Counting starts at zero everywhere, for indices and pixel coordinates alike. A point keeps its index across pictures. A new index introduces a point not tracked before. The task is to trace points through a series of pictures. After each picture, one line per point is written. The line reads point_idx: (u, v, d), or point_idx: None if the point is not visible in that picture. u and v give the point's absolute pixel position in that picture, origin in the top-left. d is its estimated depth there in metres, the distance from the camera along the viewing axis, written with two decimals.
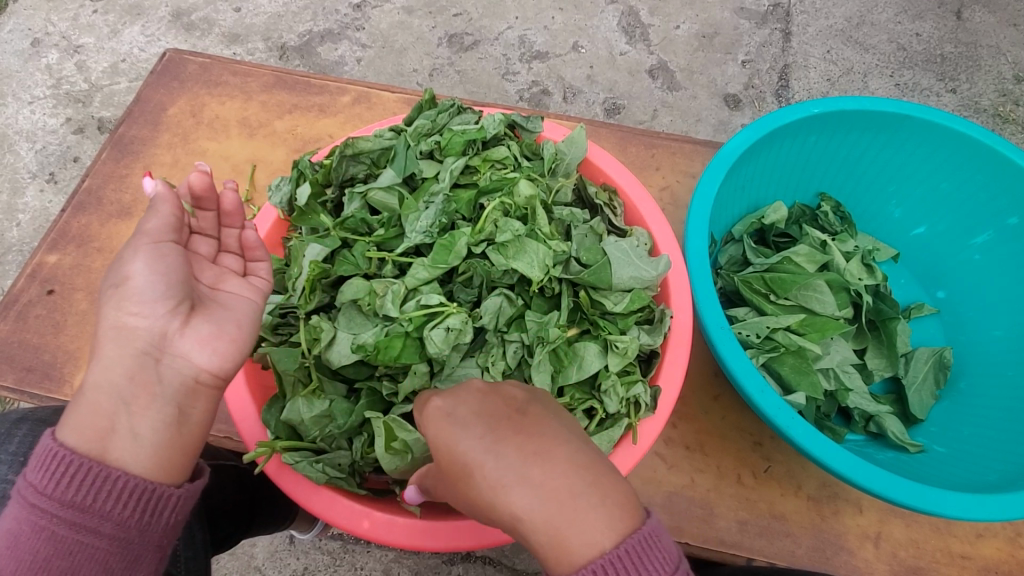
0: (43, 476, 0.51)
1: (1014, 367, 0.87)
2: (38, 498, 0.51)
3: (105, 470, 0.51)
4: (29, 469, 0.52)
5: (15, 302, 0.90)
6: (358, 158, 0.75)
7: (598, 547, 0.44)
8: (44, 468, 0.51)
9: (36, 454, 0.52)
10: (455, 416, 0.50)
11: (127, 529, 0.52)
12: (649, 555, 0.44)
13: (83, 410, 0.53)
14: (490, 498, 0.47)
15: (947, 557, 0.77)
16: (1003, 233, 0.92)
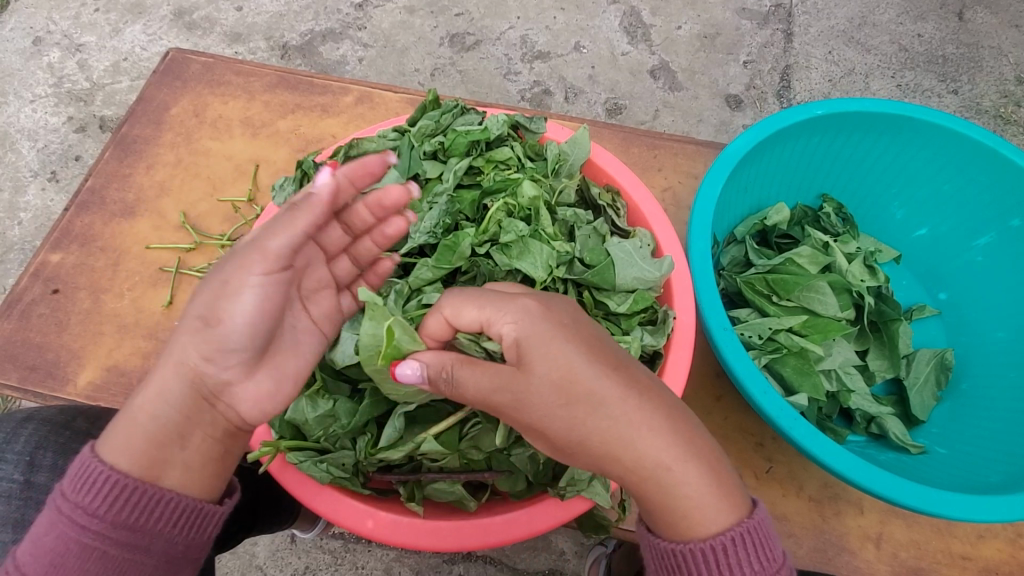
0: (96, 499, 0.53)
1: (1015, 368, 0.88)
2: (88, 519, 0.53)
3: (159, 493, 0.54)
4: (74, 490, 0.54)
5: (18, 301, 0.91)
6: (363, 158, 0.75)
7: (735, 518, 0.51)
8: (96, 489, 0.53)
9: (82, 475, 0.54)
10: (582, 345, 0.53)
11: (175, 545, 0.56)
12: (767, 541, 0.51)
13: (123, 429, 0.55)
14: (632, 439, 0.51)
15: (948, 558, 0.77)
16: (1005, 235, 0.92)
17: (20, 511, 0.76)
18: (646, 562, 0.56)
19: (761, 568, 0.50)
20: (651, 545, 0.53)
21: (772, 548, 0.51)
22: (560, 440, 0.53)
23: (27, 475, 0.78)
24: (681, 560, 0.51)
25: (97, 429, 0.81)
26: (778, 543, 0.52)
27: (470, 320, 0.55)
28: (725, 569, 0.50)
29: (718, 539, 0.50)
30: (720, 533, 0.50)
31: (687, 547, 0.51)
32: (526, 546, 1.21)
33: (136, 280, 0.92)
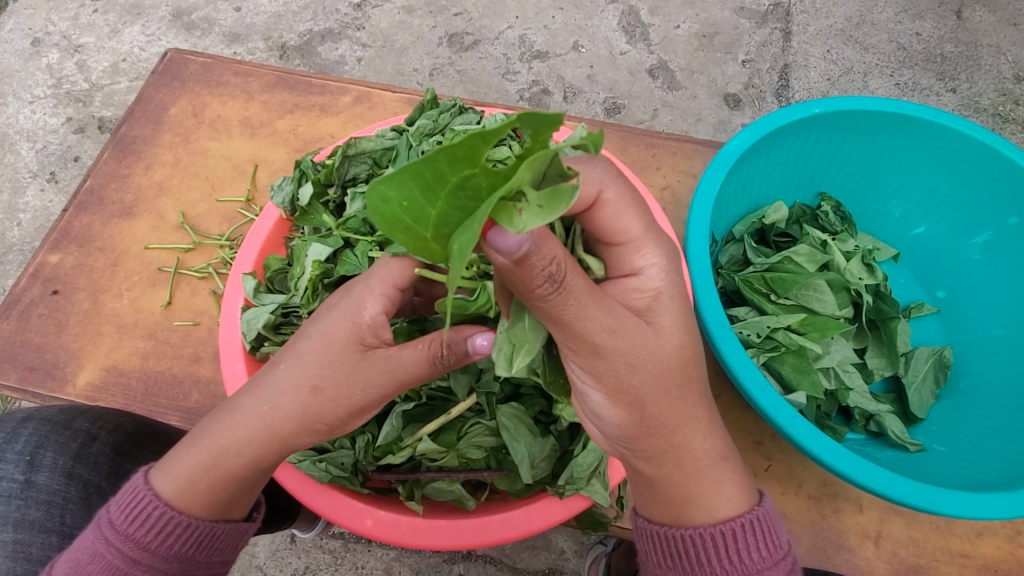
0: (146, 532, 0.57)
1: (1013, 366, 0.87)
2: (138, 551, 0.57)
3: (210, 529, 0.58)
4: (124, 522, 0.57)
5: (17, 302, 0.91)
6: (360, 157, 0.74)
7: (745, 507, 0.56)
8: (149, 523, 0.57)
9: (134, 508, 0.57)
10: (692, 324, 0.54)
11: (215, 565, 0.61)
12: (767, 534, 0.55)
13: (176, 462, 0.57)
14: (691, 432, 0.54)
15: (946, 556, 0.77)
16: (1003, 233, 0.92)
17: (20, 511, 0.78)
18: (646, 553, 0.59)
19: (769, 555, 0.54)
20: (658, 536, 0.57)
21: (777, 533, 0.56)
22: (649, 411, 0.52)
23: (27, 475, 0.80)
24: (692, 545, 0.55)
25: (96, 429, 0.80)
26: (782, 531, 0.57)
27: (625, 228, 0.51)
28: (733, 555, 0.54)
29: (728, 526, 0.54)
30: (728, 520, 0.55)
31: (698, 531, 0.55)
32: (527, 546, 1.21)
33: (135, 280, 0.92)
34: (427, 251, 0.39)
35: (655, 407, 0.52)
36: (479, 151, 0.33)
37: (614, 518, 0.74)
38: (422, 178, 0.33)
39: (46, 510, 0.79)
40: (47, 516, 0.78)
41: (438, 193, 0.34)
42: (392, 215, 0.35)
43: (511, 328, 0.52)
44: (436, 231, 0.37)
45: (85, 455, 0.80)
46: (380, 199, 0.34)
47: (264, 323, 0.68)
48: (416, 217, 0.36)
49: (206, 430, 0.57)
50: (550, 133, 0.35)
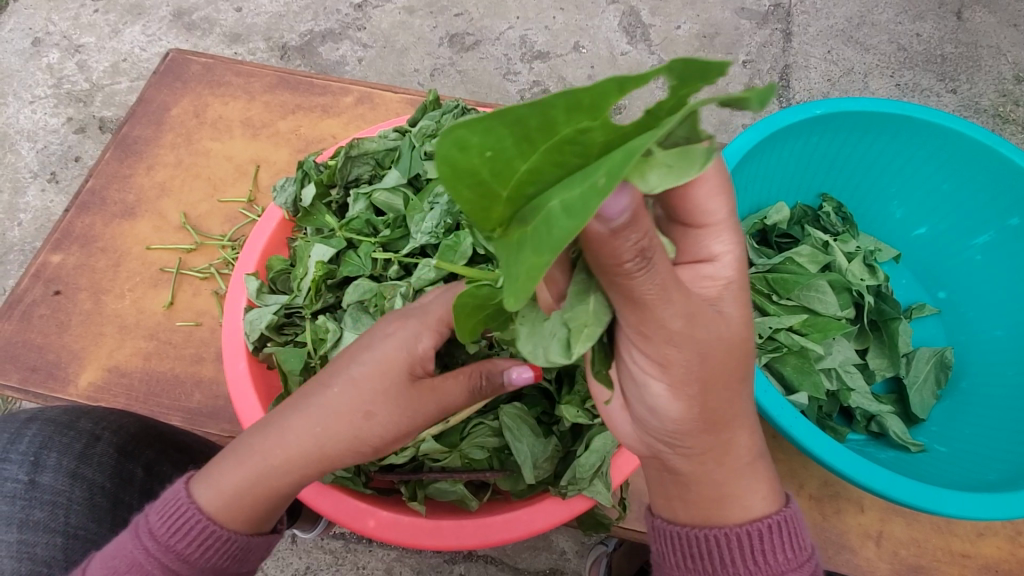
0: (187, 544, 0.58)
1: (1014, 367, 0.87)
2: (177, 562, 0.58)
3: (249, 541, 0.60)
4: (167, 534, 0.58)
5: (19, 302, 0.91)
6: (364, 158, 0.75)
7: (774, 507, 0.56)
8: (190, 536, 0.58)
9: (178, 519, 0.58)
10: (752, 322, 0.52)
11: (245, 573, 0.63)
12: (796, 535, 0.55)
13: (220, 477, 0.58)
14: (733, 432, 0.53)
15: (947, 556, 0.78)
16: (1004, 234, 0.92)
17: (25, 511, 0.79)
18: (662, 554, 0.59)
19: (794, 557, 0.54)
20: (680, 535, 0.56)
21: (802, 536, 0.56)
22: (710, 402, 0.49)
23: (31, 475, 0.80)
24: (716, 545, 0.54)
25: (100, 430, 0.80)
26: (807, 535, 0.56)
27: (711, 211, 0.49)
28: (758, 555, 0.54)
29: (755, 526, 0.54)
30: (756, 520, 0.54)
31: (726, 530, 0.54)
32: (528, 546, 1.21)
33: (137, 280, 0.92)
34: (495, 215, 0.34)
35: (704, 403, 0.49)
36: (605, 101, 0.28)
37: (616, 519, 0.74)
38: (520, 127, 0.29)
39: (50, 510, 0.79)
40: (51, 516, 0.78)
41: (534, 145, 0.30)
42: (468, 166, 0.31)
43: (570, 308, 0.42)
44: (514, 191, 0.33)
45: (90, 455, 0.80)
46: (455, 145, 0.29)
47: (266, 324, 0.68)
48: (496, 171, 0.31)
49: (246, 447, 0.58)
50: (699, 88, 0.29)
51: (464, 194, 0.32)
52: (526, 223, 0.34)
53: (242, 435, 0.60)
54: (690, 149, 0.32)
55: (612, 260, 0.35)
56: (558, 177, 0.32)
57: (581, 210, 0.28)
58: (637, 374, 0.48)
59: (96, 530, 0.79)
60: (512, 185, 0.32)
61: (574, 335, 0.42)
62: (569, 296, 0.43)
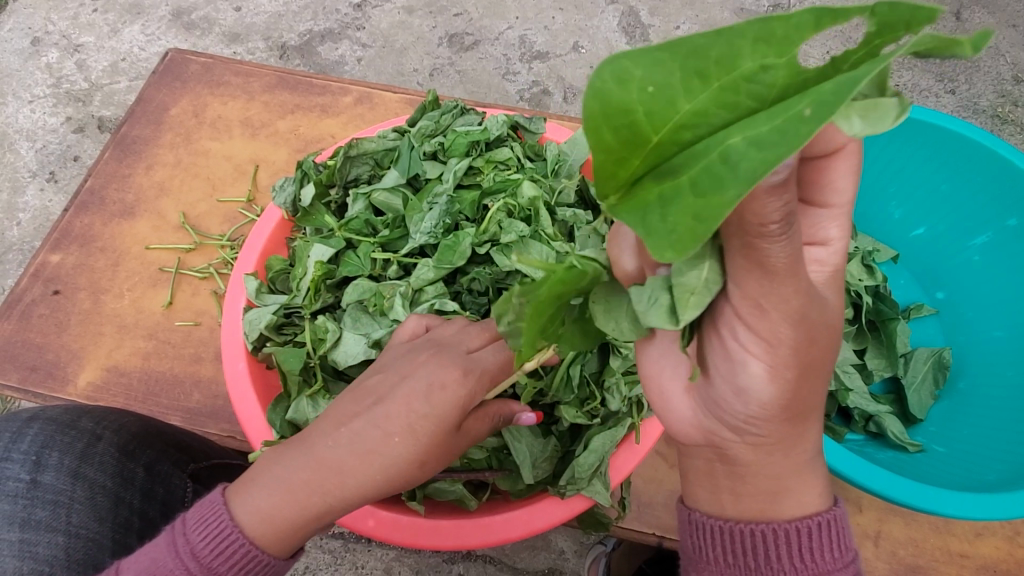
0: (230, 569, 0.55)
1: (1013, 367, 0.87)
2: None
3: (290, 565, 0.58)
4: (211, 557, 0.55)
5: (18, 301, 0.91)
6: (363, 158, 0.75)
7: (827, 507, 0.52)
8: (233, 562, 0.55)
9: (223, 544, 0.55)
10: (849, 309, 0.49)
11: None
12: (845, 536, 0.52)
13: (267, 502, 0.54)
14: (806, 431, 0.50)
15: (945, 556, 0.78)
16: (1003, 234, 0.92)
17: (27, 510, 0.78)
18: (699, 548, 0.55)
19: (840, 560, 0.51)
20: (724, 530, 0.53)
21: (848, 541, 0.52)
22: (803, 392, 0.46)
23: (33, 474, 0.80)
24: (763, 541, 0.51)
25: (101, 429, 0.81)
26: (852, 538, 0.53)
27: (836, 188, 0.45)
28: (805, 553, 0.50)
29: (806, 522, 0.51)
30: (808, 516, 0.51)
31: (776, 526, 0.51)
32: (526, 546, 1.21)
33: (136, 280, 0.92)
34: (630, 165, 0.32)
35: (795, 395, 0.45)
36: (798, 36, 0.26)
37: (616, 519, 0.74)
38: (693, 62, 0.27)
39: (52, 509, 0.78)
40: (52, 516, 0.78)
41: (705, 84, 0.28)
42: (623, 102, 0.28)
43: (681, 273, 0.39)
44: (664, 138, 0.31)
45: (91, 455, 0.80)
46: (615, 77, 0.27)
47: (266, 323, 0.68)
48: (653, 111, 0.29)
49: (293, 470, 0.54)
50: (899, 37, 0.27)
51: (605, 136, 0.30)
52: (674, 175, 0.31)
53: (286, 453, 0.56)
54: (882, 102, 0.28)
55: (755, 220, 0.33)
56: (722, 123, 0.30)
57: (775, 144, 0.26)
58: (733, 350, 0.44)
59: (97, 529, 0.78)
60: (659, 130, 0.30)
61: (678, 302, 0.39)
62: (680, 260, 0.39)
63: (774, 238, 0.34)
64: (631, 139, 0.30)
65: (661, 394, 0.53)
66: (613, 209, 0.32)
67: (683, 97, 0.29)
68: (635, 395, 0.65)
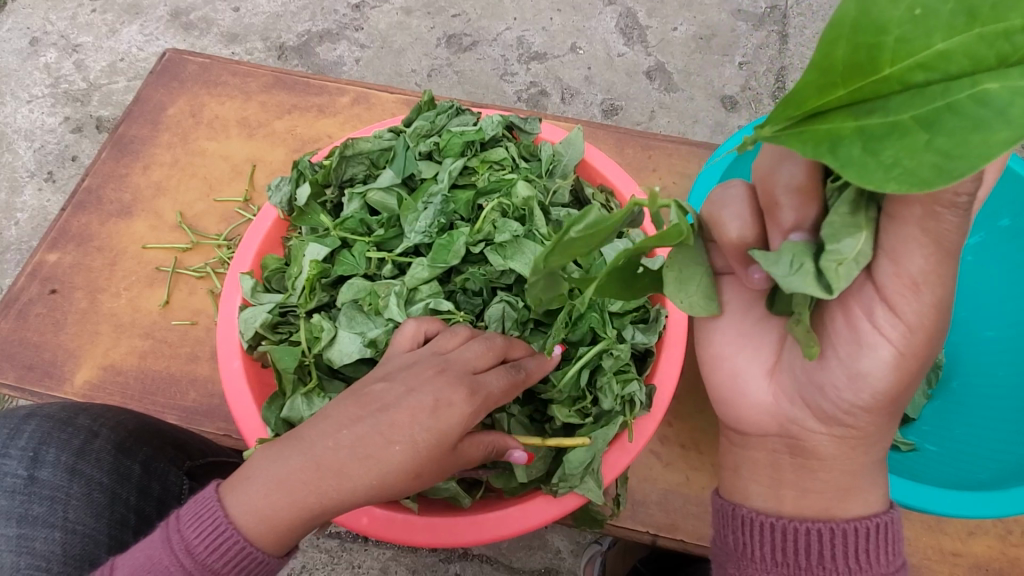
0: (225, 565, 0.54)
1: (1007, 367, 0.88)
2: None
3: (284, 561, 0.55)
4: (204, 552, 0.54)
5: (16, 300, 0.91)
6: (358, 158, 0.76)
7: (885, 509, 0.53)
8: (227, 557, 0.53)
9: (213, 539, 0.53)
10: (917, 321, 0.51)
11: None
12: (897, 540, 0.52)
13: (262, 500, 0.52)
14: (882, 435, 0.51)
15: (937, 555, 0.78)
16: (996, 235, 0.93)
17: (23, 506, 0.78)
18: (750, 547, 0.54)
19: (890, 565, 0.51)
20: (783, 529, 0.52)
21: (900, 547, 0.52)
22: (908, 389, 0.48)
23: (31, 470, 0.80)
24: (816, 541, 0.51)
25: (97, 426, 0.81)
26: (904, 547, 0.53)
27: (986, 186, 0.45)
28: (860, 555, 0.51)
29: (865, 523, 0.51)
30: (868, 518, 0.51)
31: (832, 525, 0.51)
32: (523, 545, 1.22)
33: (133, 279, 0.92)
34: (831, 94, 0.32)
35: (901, 391, 0.47)
36: None
37: (609, 517, 0.74)
38: None
39: (49, 505, 0.78)
40: (50, 512, 0.78)
41: (969, 24, 0.29)
42: (880, 17, 0.30)
43: (837, 240, 0.40)
44: (892, 73, 0.31)
45: (88, 451, 0.80)
46: None
47: (260, 322, 0.68)
48: (901, 37, 0.30)
49: (287, 467, 0.52)
50: None
51: (838, 50, 0.31)
52: (886, 113, 0.31)
53: (283, 450, 0.53)
54: None
55: None
56: (961, 71, 0.30)
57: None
58: (864, 332, 0.46)
59: (95, 525, 0.78)
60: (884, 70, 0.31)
61: (829, 271, 0.39)
62: (834, 229, 0.40)
63: (960, 209, 0.36)
64: (853, 69, 0.31)
65: (735, 374, 0.56)
66: (785, 137, 0.33)
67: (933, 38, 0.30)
68: (626, 394, 0.66)
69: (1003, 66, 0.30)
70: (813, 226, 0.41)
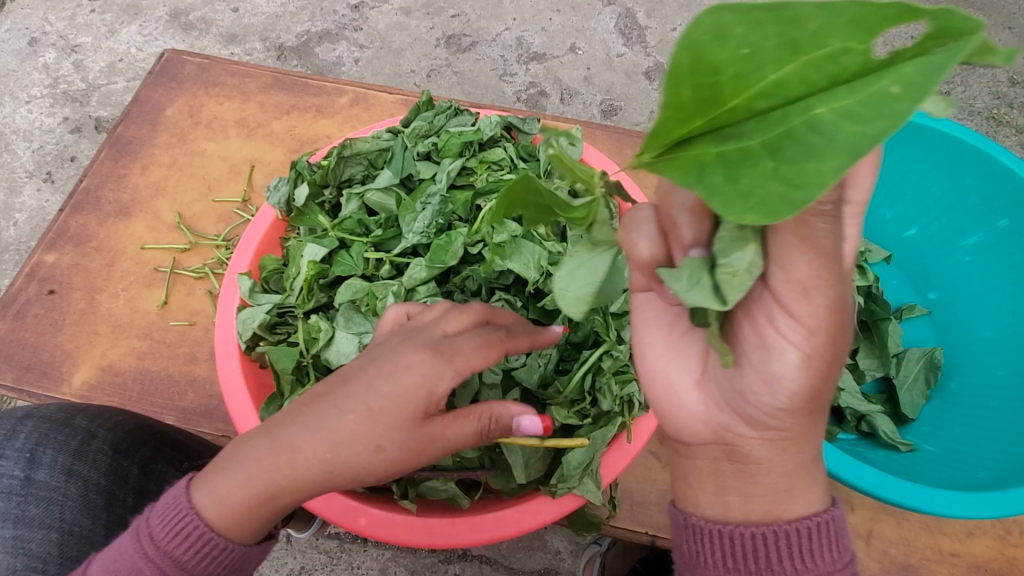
0: (186, 551, 0.56)
1: (1005, 367, 0.88)
2: (175, 568, 0.56)
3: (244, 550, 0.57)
4: (166, 538, 0.56)
5: (14, 300, 0.91)
6: (356, 158, 0.75)
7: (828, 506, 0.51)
8: (189, 543, 0.56)
9: (176, 524, 0.56)
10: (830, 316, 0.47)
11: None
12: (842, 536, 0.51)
13: (227, 490, 0.54)
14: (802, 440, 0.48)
15: (936, 555, 0.78)
16: (994, 235, 0.92)
17: (20, 507, 0.79)
18: (699, 555, 0.52)
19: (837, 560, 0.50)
20: (727, 535, 0.50)
21: (847, 544, 0.51)
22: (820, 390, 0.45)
23: (27, 472, 0.81)
24: (761, 544, 0.49)
25: (95, 427, 0.80)
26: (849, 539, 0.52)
27: None
28: (806, 555, 0.49)
29: (808, 523, 0.49)
30: (812, 516, 0.49)
31: (774, 528, 0.49)
32: (523, 546, 1.21)
33: (131, 280, 0.92)
34: (690, 125, 0.32)
35: (822, 388, 0.44)
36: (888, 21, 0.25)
37: (607, 518, 0.74)
38: (790, 31, 0.27)
39: (46, 506, 0.79)
40: (46, 513, 0.79)
41: (792, 55, 0.28)
42: (713, 58, 0.28)
43: (726, 254, 0.39)
44: (737, 103, 0.31)
45: (85, 452, 0.81)
46: (714, 32, 0.27)
47: (259, 323, 0.68)
48: (738, 73, 0.29)
49: (251, 459, 0.54)
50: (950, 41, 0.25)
51: (684, 91, 0.30)
52: (739, 140, 0.31)
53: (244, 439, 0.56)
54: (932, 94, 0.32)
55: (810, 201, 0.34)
56: (797, 95, 0.30)
57: (866, 119, 0.27)
58: (769, 337, 0.43)
59: (90, 526, 0.79)
60: (733, 93, 0.30)
61: (722, 285, 0.38)
62: (724, 242, 0.39)
63: (829, 215, 0.35)
64: (698, 101, 0.31)
65: (670, 388, 0.52)
66: (657, 166, 0.33)
67: (768, 64, 0.29)
68: (626, 394, 0.66)
69: (830, 87, 0.29)
70: (709, 241, 0.41)
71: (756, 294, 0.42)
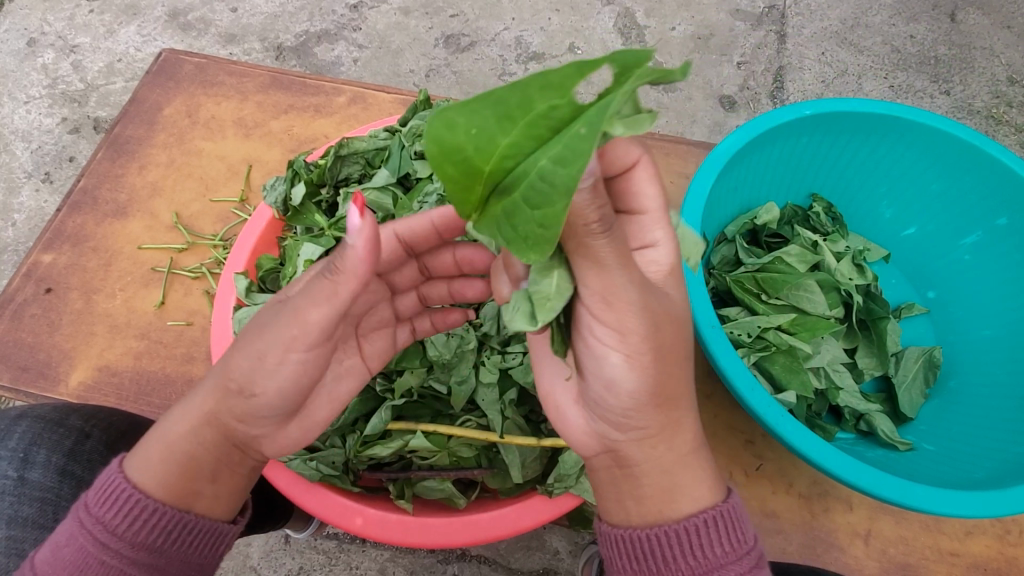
0: (117, 515, 0.55)
1: (1003, 366, 0.88)
2: (107, 535, 0.55)
3: (179, 513, 0.56)
4: (95, 506, 0.56)
5: (11, 301, 0.91)
6: (353, 158, 0.75)
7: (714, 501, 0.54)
8: (119, 507, 0.55)
9: (104, 489, 0.56)
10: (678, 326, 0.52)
11: (190, 566, 0.58)
12: (732, 530, 0.53)
13: (154, 449, 0.57)
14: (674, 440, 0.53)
15: (936, 555, 0.78)
16: (994, 234, 0.92)
17: (14, 507, 0.77)
18: (611, 558, 0.56)
19: (736, 550, 0.53)
20: (625, 538, 0.54)
21: (740, 536, 0.53)
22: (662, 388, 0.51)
23: (21, 471, 0.79)
24: (660, 543, 0.53)
25: (90, 427, 0.80)
26: (744, 529, 0.54)
27: None
28: (697, 550, 0.52)
29: (692, 521, 0.52)
30: (697, 514, 0.53)
31: (669, 527, 0.52)
32: (521, 546, 1.21)
33: (128, 280, 0.92)
34: (474, 189, 0.39)
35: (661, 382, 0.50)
36: (569, 82, 0.32)
37: None
38: (502, 105, 0.34)
39: (39, 507, 0.77)
40: (40, 513, 0.77)
41: (512, 124, 0.35)
42: (453, 143, 0.36)
43: (536, 283, 0.47)
44: (491, 168, 0.37)
45: (80, 452, 0.80)
46: (443, 124, 0.35)
47: None
48: (479, 147, 0.36)
49: (177, 416, 0.58)
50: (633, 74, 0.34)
51: (449, 170, 0.37)
52: (507, 192, 0.38)
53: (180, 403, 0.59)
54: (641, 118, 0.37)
55: (580, 222, 0.40)
56: (530, 151, 0.36)
57: (570, 162, 0.34)
58: (599, 346, 0.49)
59: None
60: (489, 158, 0.37)
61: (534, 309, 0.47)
62: (535, 272, 0.48)
63: (598, 234, 0.41)
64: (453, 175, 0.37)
65: (558, 410, 0.57)
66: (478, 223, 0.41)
67: (501, 133, 0.35)
68: None
69: (548, 139, 0.35)
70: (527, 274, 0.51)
71: (576, 313, 0.49)
